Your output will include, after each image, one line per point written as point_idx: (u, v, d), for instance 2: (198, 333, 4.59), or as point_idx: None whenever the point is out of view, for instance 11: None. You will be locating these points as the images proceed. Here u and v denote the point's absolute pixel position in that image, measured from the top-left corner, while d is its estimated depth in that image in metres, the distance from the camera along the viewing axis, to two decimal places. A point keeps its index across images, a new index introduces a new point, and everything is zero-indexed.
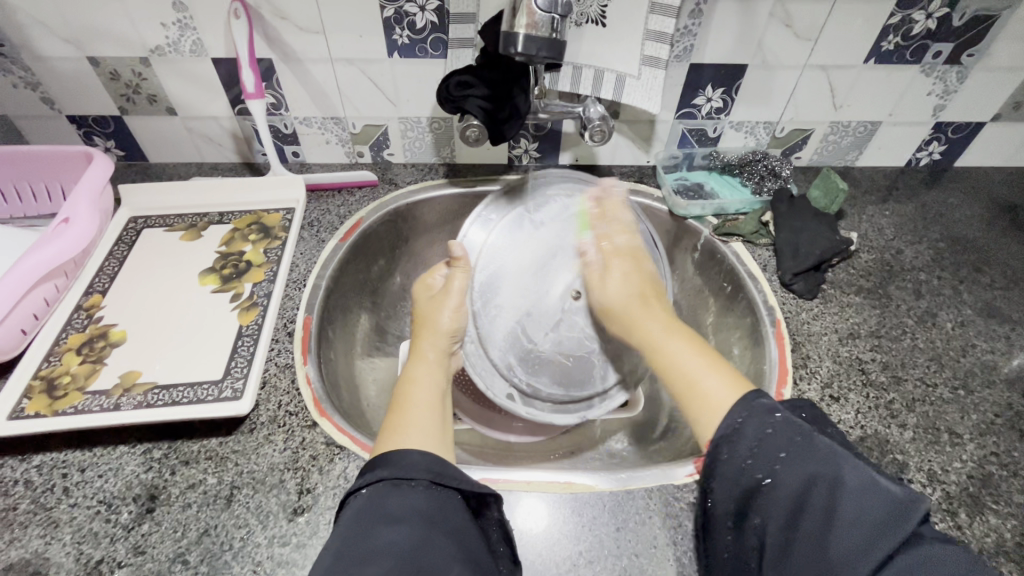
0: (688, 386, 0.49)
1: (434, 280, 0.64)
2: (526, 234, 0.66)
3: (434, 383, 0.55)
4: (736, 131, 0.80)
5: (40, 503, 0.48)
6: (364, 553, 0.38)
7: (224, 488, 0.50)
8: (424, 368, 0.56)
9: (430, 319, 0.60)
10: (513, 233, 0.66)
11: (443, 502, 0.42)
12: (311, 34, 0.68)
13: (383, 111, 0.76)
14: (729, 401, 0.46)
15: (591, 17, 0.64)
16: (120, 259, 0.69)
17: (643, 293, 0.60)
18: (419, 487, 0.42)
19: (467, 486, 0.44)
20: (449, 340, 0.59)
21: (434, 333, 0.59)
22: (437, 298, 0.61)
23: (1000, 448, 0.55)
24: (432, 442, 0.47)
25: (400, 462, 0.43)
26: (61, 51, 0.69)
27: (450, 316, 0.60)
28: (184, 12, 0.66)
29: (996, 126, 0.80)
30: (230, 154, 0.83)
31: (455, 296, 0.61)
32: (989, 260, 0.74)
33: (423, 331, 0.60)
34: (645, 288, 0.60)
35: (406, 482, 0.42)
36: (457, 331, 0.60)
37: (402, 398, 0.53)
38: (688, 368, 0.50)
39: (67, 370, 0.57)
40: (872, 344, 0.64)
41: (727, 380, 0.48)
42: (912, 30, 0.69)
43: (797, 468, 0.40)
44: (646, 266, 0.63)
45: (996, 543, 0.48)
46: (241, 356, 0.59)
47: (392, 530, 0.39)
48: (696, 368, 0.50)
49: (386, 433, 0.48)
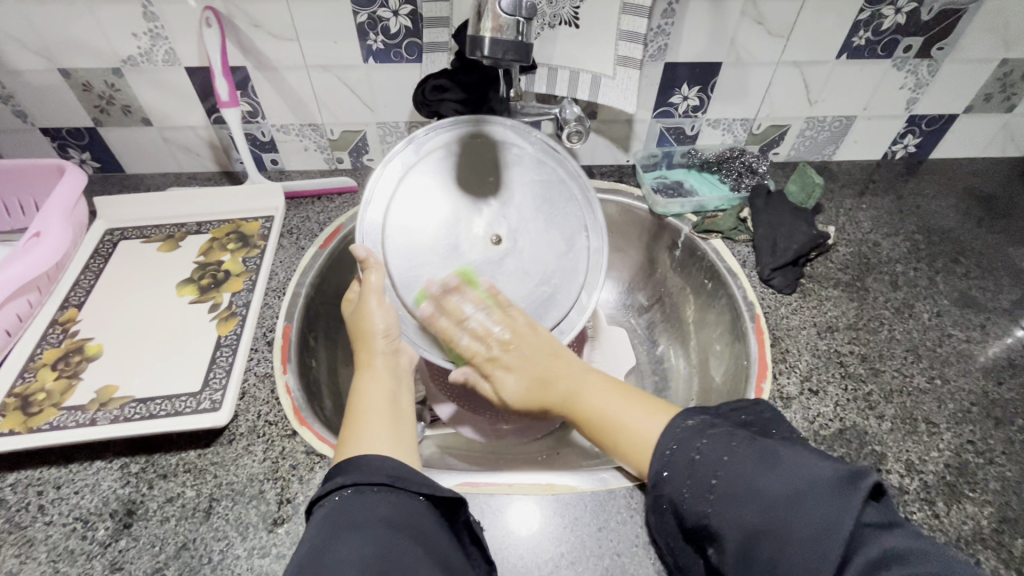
0: (614, 430, 0.50)
1: (354, 293, 0.61)
2: (434, 198, 0.60)
3: (384, 389, 0.54)
4: (713, 128, 0.81)
5: (15, 522, 0.48)
6: (330, 552, 0.37)
7: (203, 500, 0.49)
8: (370, 377, 0.55)
9: (360, 329, 0.57)
10: (418, 201, 0.60)
11: (405, 506, 0.41)
12: (285, 41, 0.68)
13: (361, 117, 0.76)
14: (654, 434, 0.47)
15: (564, 18, 0.64)
16: (96, 272, 0.68)
17: (537, 379, 0.55)
18: (379, 493, 0.41)
19: (428, 489, 0.43)
20: (385, 340, 0.56)
21: (367, 340, 0.56)
22: (359, 308, 0.58)
23: (976, 436, 0.55)
24: (387, 444, 0.48)
25: (359, 467, 0.43)
26: (32, 63, 0.69)
27: (381, 315, 0.56)
28: (155, 22, 0.65)
29: (968, 117, 0.81)
30: (208, 163, 0.82)
31: (376, 295, 0.56)
32: (966, 250, 0.75)
33: (360, 343, 0.57)
34: (536, 370, 0.55)
35: (366, 488, 0.41)
36: (391, 328, 0.56)
37: (356, 408, 0.52)
38: (610, 414, 0.51)
39: (42, 387, 0.56)
40: (850, 337, 0.64)
41: (647, 418, 0.49)
42: (882, 26, 0.70)
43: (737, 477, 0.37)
44: (539, 335, 0.57)
45: (973, 531, 0.49)
46: (220, 367, 0.59)
47: (356, 535, 0.38)
48: (617, 413, 0.51)
49: (343, 443, 0.48)
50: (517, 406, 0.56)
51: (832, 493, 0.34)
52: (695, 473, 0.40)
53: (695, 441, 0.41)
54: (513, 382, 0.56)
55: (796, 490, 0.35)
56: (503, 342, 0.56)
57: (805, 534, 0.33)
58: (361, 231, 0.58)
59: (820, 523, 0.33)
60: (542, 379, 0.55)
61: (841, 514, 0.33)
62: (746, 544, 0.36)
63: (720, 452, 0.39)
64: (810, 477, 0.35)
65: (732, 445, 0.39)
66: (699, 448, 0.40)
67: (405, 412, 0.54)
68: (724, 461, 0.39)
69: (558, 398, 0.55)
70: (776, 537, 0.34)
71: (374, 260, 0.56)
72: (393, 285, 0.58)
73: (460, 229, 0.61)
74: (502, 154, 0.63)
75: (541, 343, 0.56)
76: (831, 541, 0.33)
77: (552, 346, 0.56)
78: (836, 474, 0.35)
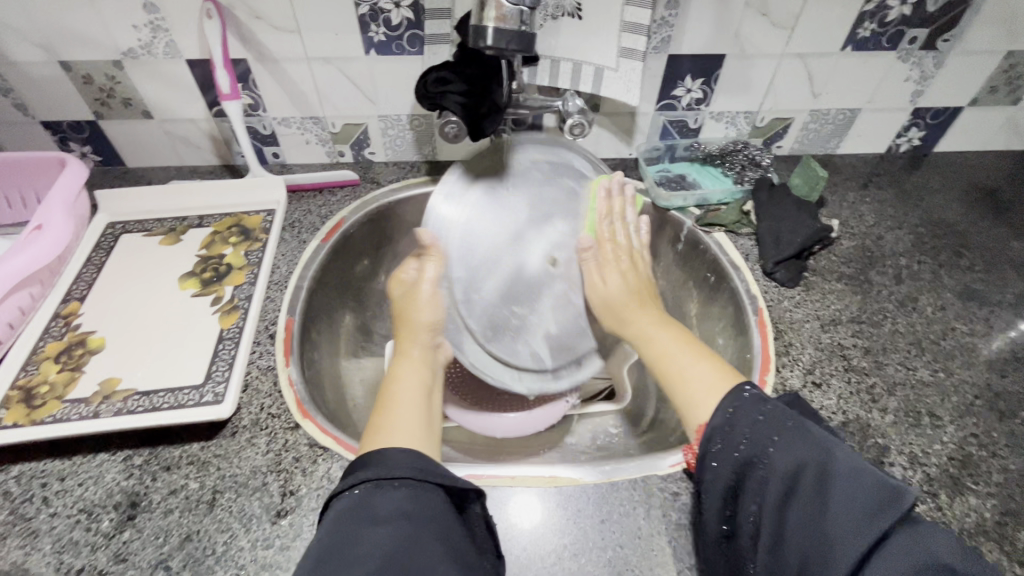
0: (676, 376, 0.50)
1: (406, 274, 0.61)
2: (497, 206, 0.65)
3: (419, 378, 0.54)
4: (716, 121, 0.81)
5: (19, 513, 0.48)
6: (354, 544, 0.37)
7: (206, 492, 0.49)
8: (408, 365, 0.55)
9: (408, 319, 0.58)
10: (483, 209, 0.65)
11: (427, 500, 0.41)
12: (286, 34, 0.67)
13: (363, 109, 0.76)
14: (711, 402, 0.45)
15: (567, 9, 0.63)
16: (98, 265, 0.68)
17: (640, 292, 0.61)
18: (402, 487, 0.41)
19: (451, 484, 0.42)
20: (430, 334, 0.58)
21: (413, 330, 0.58)
22: (413, 296, 0.60)
23: (979, 429, 0.55)
24: (414, 438, 0.47)
25: (385, 459, 0.42)
26: (32, 55, 0.68)
27: (430, 310, 0.59)
28: (155, 14, 0.65)
29: (973, 110, 0.81)
30: (209, 156, 0.82)
31: (429, 286, 0.60)
32: (970, 243, 0.74)
33: (404, 331, 0.58)
34: (638, 287, 0.61)
35: (390, 482, 0.41)
36: (437, 323, 0.59)
37: (388, 395, 0.51)
38: (681, 365, 0.50)
39: (45, 380, 0.56)
40: (853, 330, 0.64)
41: (716, 379, 0.47)
42: (888, 17, 0.69)
43: (790, 458, 0.37)
44: (641, 273, 0.63)
45: (976, 523, 0.49)
46: (222, 360, 0.59)
47: (380, 530, 0.38)
48: (690, 361, 0.50)
49: (370, 432, 0.47)
50: (613, 304, 0.60)
51: (871, 494, 0.34)
52: (738, 458, 0.40)
53: (760, 410, 0.41)
54: (617, 283, 0.61)
55: (831, 488, 0.35)
56: (597, 256, 0.63)
57: (846, 528, 0.33)
58: (430, 217, 0.63)
59: (848, 524, 0.33)
60: (642, 295, 0.60)
61: (872, 519, 0.33)
62: (776, 532, 0.36)
63: (769, 434, 0.39)
64: (854, 480, 0.34)
65: (773, 439, 0.39)
66: (746, 426, 0.40)
67: (434, 409, 0.53)
68: (773, 441, 0.39)
69: (631, 321, 0.58)
70: (804, 529, 0.34)
71: (436, 250, 0.61)
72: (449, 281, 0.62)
73: (517, 242, 0.65)
74: (566, 180, 0.68)
75: (642, 272, 0.63)
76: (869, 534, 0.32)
77: (649, 284, 0.63)
78: (878, 482, 0.34)
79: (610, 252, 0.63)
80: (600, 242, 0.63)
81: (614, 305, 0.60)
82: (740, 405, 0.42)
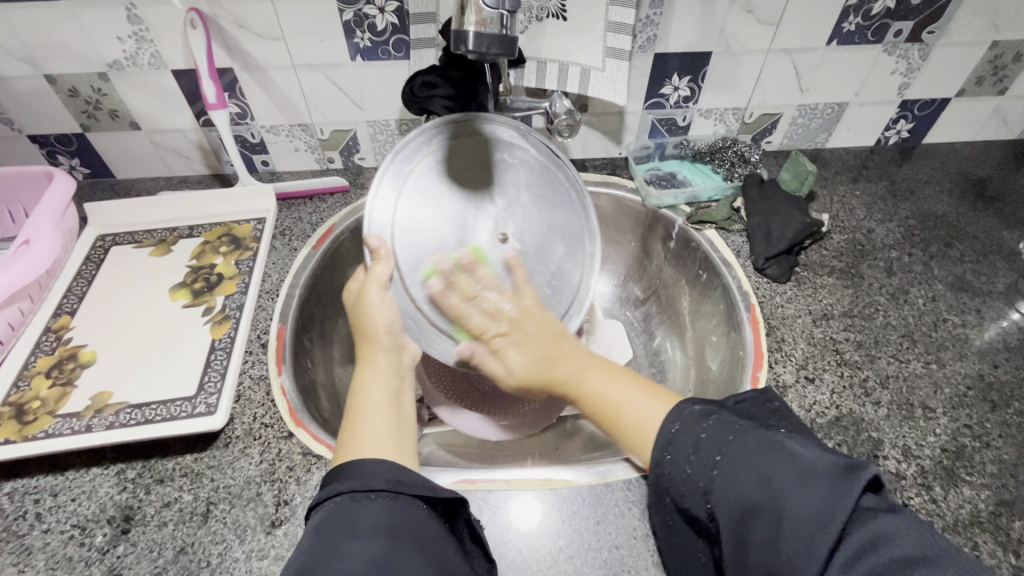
0: (610, 411, 0.48)
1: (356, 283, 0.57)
2: (437, 193, 0.59)
3: (384, 387, 0.52)
4: (705, 118, 0.81)
5: (12, 531, 0.48)
6: (330, 556, 0.36)
7: (200, 504, 0.49)
8: (371, 373, 0.53)
9: (360, 324, 0.54)
10: (420, 202, 0.58)
11: (407, 512, 0.40)
12: (271, 41, 0.67)
13: (351, 115, 0.76)
14: (656, 421, 0.45)
15: (551, 11, 0.63)
16: (88, 279, 0.68)
17: (591, 314, 0.56)
18: (379, 500, 0.40)
19: (429, 491, 0.42)
20: (389, 336, 0.54)
21: (366, 335, 0.54)
22: (359, 304, 0.55)
23: (972, 420, 0.55)
24: (394, 451, 0.47)
25: (362, 474, 0.42)
26: (17, 69, 0.68)
27: (382, 310, 0.54)
28: (140, 25, 0.65)
29: (960, 101, 0.81)
30: (199, 166, 0.82)
31: (377, 289, 0.54)
32: (961, 234, 0.75)
33: (359, 337, 0.55)
34: (540, 346, 0.53)
35: (366, 495, 0.40)
36: (391, 323, 0.54)
37: (356, 408, 0.50)
38: (604, 392, 0.49)
39: (36, 395, 0.56)
40: (845, 324, 0.64)
41: (650, 402, 0.47)
42: (872, 11, 0.69)
43: (744, 458, 0.36)
44: (545, 315, 0.56)
45: (970, 515, 0.49)
46: (214, 370, 0.59)
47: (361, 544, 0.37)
48: (619, 394, 0.48)
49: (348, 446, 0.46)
50: (526, 382, 0.53)
51: (828, 485, 0.33)
52: (698, 456, 0.39)
53: (700, 425, 0.40)
54: (519, 360, 0.53)
55: (795, 470, 0.34)
56: (506, 326, 0.55)
57: (810, 523, 0.32)
58: (370, 216, 0.56)
59: (812, 512, 0.32)
60: (545, 356, 0.53)
61: (834, 509, 0.32)
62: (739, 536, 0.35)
63: (721, 435, 0.39)
64: (806, 470, 0.34)
65: (734, 429, 0.39)
66: (692, 439, 0.40)
67: (406, 411, 0.53)
68: (727, 443, 0.38)
69: (563, 377, 0.52)
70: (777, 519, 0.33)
71: (386, 252, 0.55)
72: (402, 280, 0.56)
73: (465, 228, 0.59)
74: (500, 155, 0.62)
75: (545, 326, 0.55)
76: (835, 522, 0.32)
77: (558, 332, 0.55)
78: (832, 466, 0.34)
79: (517, 318, 0.55)
80: (516, 309, 0.56)
81: (524, 382, 0.53)
82: (684, 426, 0.41)
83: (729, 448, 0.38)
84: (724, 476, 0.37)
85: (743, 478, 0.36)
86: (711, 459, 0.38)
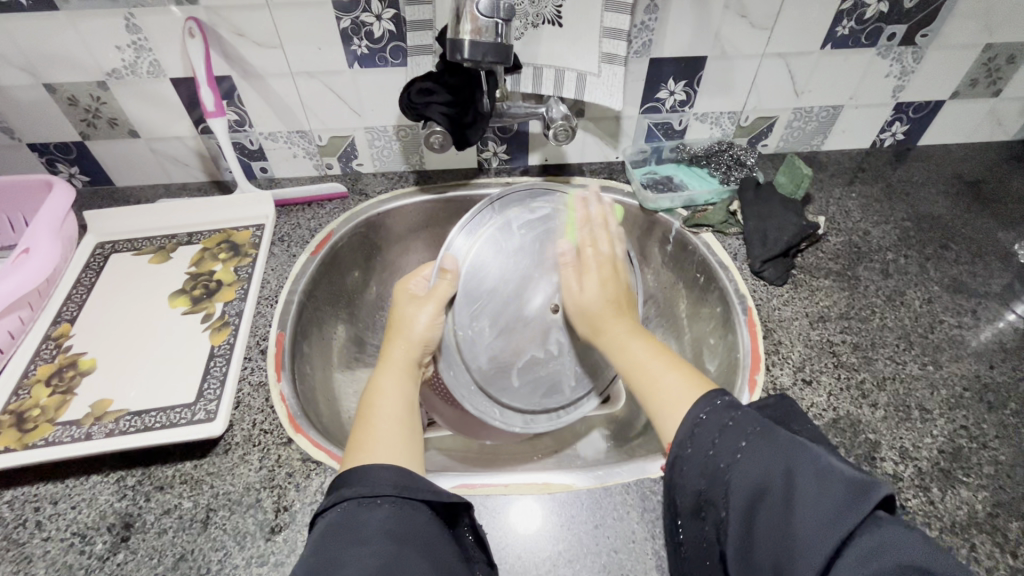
0: (651, 385, 0.50)
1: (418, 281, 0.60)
2: (508, 241, 0.59)
3: (402, 393, 0.53)
4: (701, 122, 0.81)
5: (12, 539, 0.48)
6: (331, 558, 0.37)
7: (200, 511, 0.49)
8: (392, 374, 0.54)
9: (405, 324, 0.56)
10: (493, 245, 0.59)
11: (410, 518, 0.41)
12: (268, 49, 0.68)
13: (349, 122, 0.76)
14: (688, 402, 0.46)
15: (547, 17, 0.64)
16: (88, 286, 0.68)
17: (618, 300, 0.57)
18: (386, 504, 0.41)
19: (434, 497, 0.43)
20: (423, 350, 0.55)
21: (407, 339, 0.55)
22: (416, 303, 0.56)
23: (969, 421, 0.56)
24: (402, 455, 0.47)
25: (365, 478, 0.42)
26: (16, 79, 0.68)
27: (425, 326, 0.55)
28: (138, 34, 0.65)
29: (955, 103, 0.81)
30: (198, 173, 0.82)
31: (432, 305, 0.55)
32: (956, 235, 0.75)
33: (394, 334, 0.56)
34: (615, 293, 0.57)
35: (372, 500, 0.41)
36: (430, 341, 0.55)
37: (370, 410, 0.51)
38: (652, 363, 0.51)
39: (36, 403, 0.56)
40: (842, 326, 0.64)
41: (688, 384, 0.48)
42: (866, 14, 0.70)
43: (760, 458, 0.37)
44: (622, 277, 0.59)
45: (968, 516, 0.49)
46: (213, 377, 0.59)
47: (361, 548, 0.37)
48: (658, 368, 0.50)
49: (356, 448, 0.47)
50: (584, 317, 0.56)
51: (840, 490, 0.33)
52: (716, 451, 0.40)
53: (727, 414, 0.42)
54: (593, 291, 0.57)
55: (801, 479, 0.34)
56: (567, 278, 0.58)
57: (815, 526, 0.32)
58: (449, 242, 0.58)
59: (816, 518, 0.32)
60: (619, 303, 0.57)
61: (841, 515, 0.32)
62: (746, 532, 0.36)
63: (736, 438, 0.40)
64: (822, 473, 0.34)
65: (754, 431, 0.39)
66: (716, 431, 0.41)
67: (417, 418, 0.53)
68: (741, 446, 0.39)
69: (611, 332, 0.55)
70: (778, 529, 0.33)
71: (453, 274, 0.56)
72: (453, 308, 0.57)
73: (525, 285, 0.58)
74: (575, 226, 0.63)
75: (622, 280, 0.59)
76: (837, 531, 0.31)
77: (629, 292, 0.59)
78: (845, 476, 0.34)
79: (593, 263, 0.58)
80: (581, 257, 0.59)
81: (587, 316, 0.56)
82: (712, 410, 0.42)
83: (745, 450, 0.39)
84: (736, 476, 0.38)
85: (754, 477, 0.37)
86: (724, 458, 0.39)
